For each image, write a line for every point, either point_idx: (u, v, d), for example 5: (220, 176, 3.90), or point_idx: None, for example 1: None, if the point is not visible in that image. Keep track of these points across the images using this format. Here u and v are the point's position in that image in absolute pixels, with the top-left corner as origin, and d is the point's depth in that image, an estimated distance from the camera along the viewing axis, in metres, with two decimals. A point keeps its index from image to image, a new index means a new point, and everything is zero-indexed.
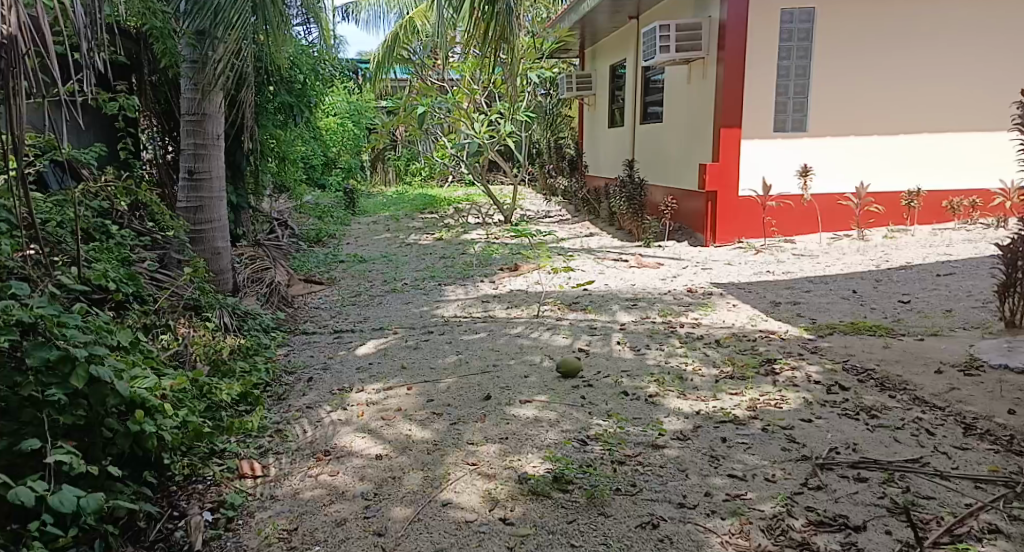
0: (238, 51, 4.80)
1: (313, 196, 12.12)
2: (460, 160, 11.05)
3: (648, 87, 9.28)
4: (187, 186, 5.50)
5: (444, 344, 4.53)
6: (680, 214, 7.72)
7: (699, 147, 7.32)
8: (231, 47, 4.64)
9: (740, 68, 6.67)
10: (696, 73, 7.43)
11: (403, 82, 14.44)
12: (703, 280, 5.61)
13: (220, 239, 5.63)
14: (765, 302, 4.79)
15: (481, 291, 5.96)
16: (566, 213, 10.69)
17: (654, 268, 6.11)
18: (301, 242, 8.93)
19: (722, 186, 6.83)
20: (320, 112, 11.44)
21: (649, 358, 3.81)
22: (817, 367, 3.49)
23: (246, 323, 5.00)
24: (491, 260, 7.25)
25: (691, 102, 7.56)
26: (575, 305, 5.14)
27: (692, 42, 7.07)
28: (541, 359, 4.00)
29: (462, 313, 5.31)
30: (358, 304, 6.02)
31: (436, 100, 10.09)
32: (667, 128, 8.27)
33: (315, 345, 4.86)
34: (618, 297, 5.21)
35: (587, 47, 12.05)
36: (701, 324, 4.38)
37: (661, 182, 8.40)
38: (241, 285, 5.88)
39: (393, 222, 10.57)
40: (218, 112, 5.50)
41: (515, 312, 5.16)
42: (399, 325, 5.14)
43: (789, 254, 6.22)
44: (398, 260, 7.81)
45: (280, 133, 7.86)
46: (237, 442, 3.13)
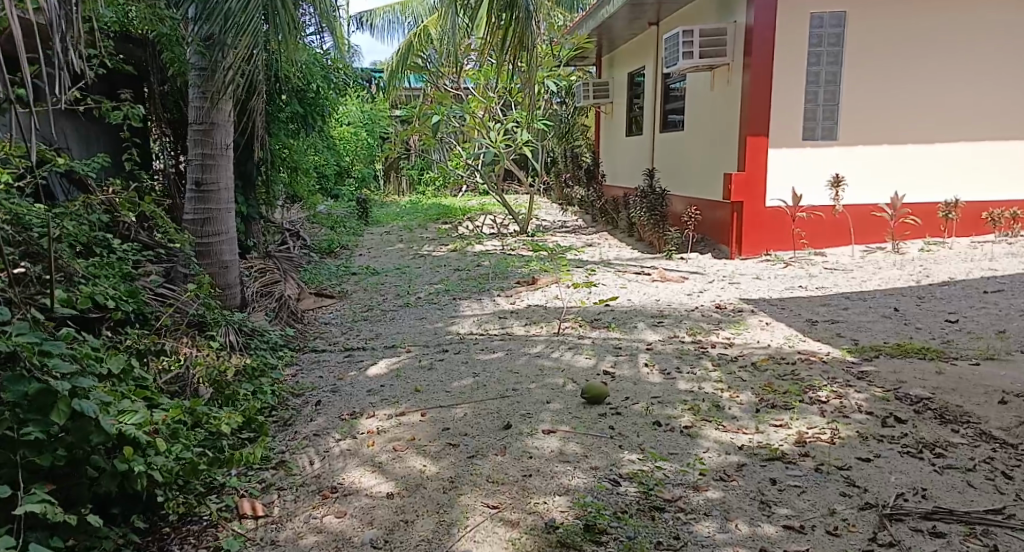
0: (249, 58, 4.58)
1: (326, 206, 11.95)
2: (475, 169, 10.83)
3: (668, 95, 9.03)
4: (194, 197, 5.29)
5: (461, 364, 4.28)
6: (704, 224, 7.45)
7: (724, 156, 7.06)
8: (241, 54, 4.36)
9: (768, 75, 6.41)
10: (720, 79, 7.18)
11: (418, 91, 14.27)
12: (732, 295, 5.33)
13: (228, 252, 5.41)
14: (800, 321, 4.52)
15: (497, 306, 5.72)
16: (583, 224, 10.44)
17: (679, 282, 5.84)
18: (312, 253, 8.73)
19: (750, 196, 6.56)
20: (333, 121, 11.27)
21: (681, 382, 3.55)
22: (865, 395, 3.22)
23: (253, 341, 4.78)
24: (508, 272, 7.01)
25: (715, 109, 7.30)
26: (597, 321, 4.88)
27: (717, 48, 6.82)
28: (565, 382, 3.75)
29: (479, 330, 5.07)
30: (370, 319, 5.79)
31: (451, 108, 9.89)
32: (689, 135, 8.01)
33: (325, 364, 4.63)
34: (643, 313, 4.95)
35: (604, 55, 11.82)
36: (734, 344, 4.11)
37: (682, 191, 8.14)
38: (249, 299, 5.67)
39: (407, 233, 10.36)
40: (227, 121, 5.30)
41: (534, 329, 4.91)
42: (412, 343, 4.90)
43: (821, 268, 5.94)
44: (412, 273, 7.58)
45: (291, 142, 7.67)
46: (238, 476, 2.90)
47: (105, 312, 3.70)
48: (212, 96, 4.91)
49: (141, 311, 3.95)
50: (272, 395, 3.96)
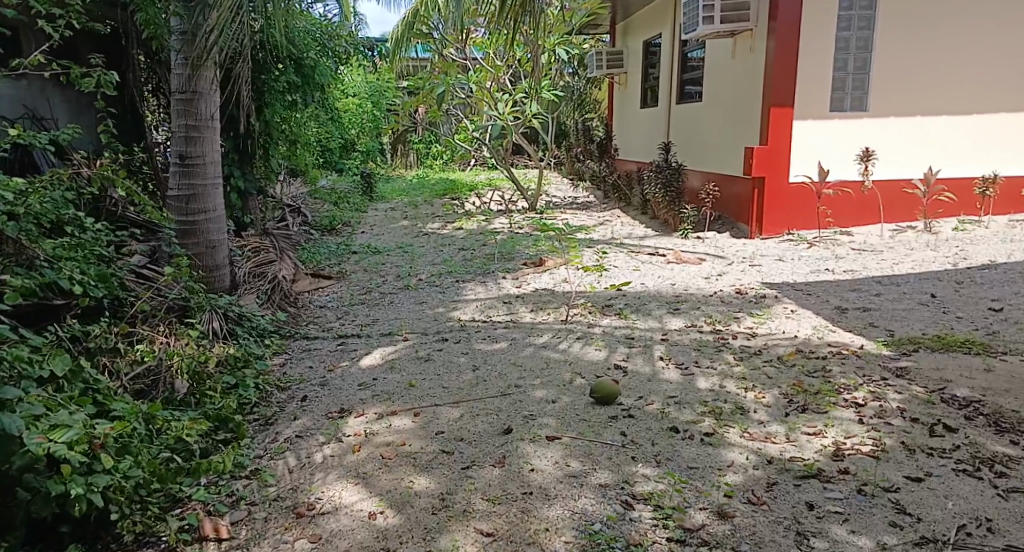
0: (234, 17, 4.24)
1: (330, 180, 11.64)
2: (482, 143, 10.47)
3: (685, 65, 8.62)
4: (178, 172, 4.96)
5: (460, 356, 3.97)
6: (722, 201, 7.07)
7: (745, 128, 6.66)
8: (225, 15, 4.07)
9: (793, 40, 6.00)
10: (742, 46, 6.78)
11: (425, 62, 13.86)
12: (752, 278, 4.98)
13: (215, 230, 5.09)
14: (828, 308, 4.16)
15: (502, 289, 5.39)
16: (594, 200, 10.07)
17: (695, 265, 5.49)
18: (313, 230, 8.43)
19: (772, 171, 6.17)
20: (336, 92, 10.92)
21: (699, 379, 3.22)
22: (908, 397, 2.87)
23: (241, 327, 4.47)
24: (515, 252, 6.68)
25: (735, 78, 6.91)
26: (608, 307, 4.55)
27: (738, 13, 6.43)
28: (572, 377, 3.43)
29: (481, 317, 4.75)
30: (368, 303, 5.47)
31: (457, 79, 9.50)
32: (707, 106, 7.60)
33: (316, 353, 4.33)
34: (658, 299, 4.61)
35: (618, 22, 11.36)
36: (757, 335, 3.78)
37: (699, 165, 7.75)
38: (240, 282, 5.36)
39: (411, 209, 10.03)
40: (212, 90, 4.97)
41: (541, 316, 4.58)
42: (410, 331, 4.59)
43: (848, 249, 5.57)
44: (415, 252, 7.25)
45: (289, 114, 7.33)
46: (207, 487, 2.61)
47: (71, 298, 3.51)
48: (194, 62, 4.59)
49: (111, 294, 3.69)
50: (254, 388, 3.67)
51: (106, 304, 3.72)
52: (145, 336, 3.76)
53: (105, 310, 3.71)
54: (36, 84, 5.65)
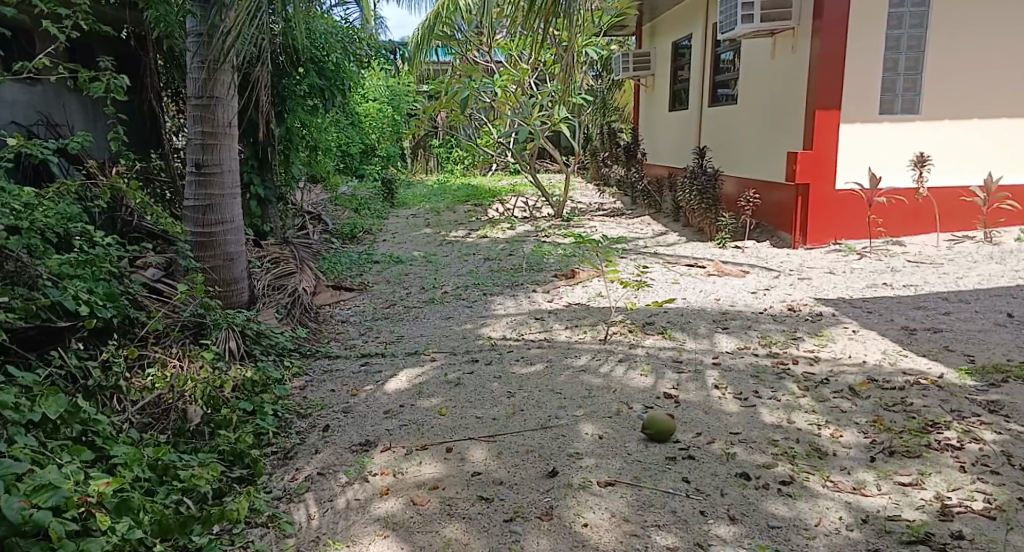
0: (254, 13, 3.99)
1: (349, 186, 11.38)
2: (505, 148, 10.17)
3: (718, 66, 8.30)
4: (195, 181, 4.71)
5: (493, 381, 3.66)
6: (760, 209, 6.72)
7: (785, 132, 6.34)
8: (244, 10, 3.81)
9: (840, 39, 5.68)
10: (781, 47, 6.47)
11: (445, 65, 13.59)
12: (804, 293, 4.64)
13: (232, 243, 4.82)
14: (895, 329, 3.82)
15: (533, 304, 5.08)
16: (622, 206, 9.75)
17: (739, 277, 5.15)
18: (334, 239, 8.18)
19: (817, 177, 5.84)
20: (357, 97, 10.70)
21: (763, 413, 2.89)
22: (1011, 438, 2.53)
23: (259, 344, 4.19)
24: (544, 263, 6.37)
25: (773, 81, 6.59)
26: (650, 325, 4.23)
27: (780, 11, 6.11)
28: (619, 407, 3.11)
29: (513, 335, 4.44)
30: (392, 318, 5.18)
31: (481, 83, 9.21)
32: (742, 110, 7.26)
33: (338, 374, 4.03)
34: (704, 316, 4.29)
35: (645, 23, 11.05)
36: (821, 360, 3.44)
37: (734, 171, 7.39)
38: (258, 295, 5.09)
39: (434, 216, 9.76)
40: (230, 95, 4.73)
41: (577, 335, 4.27)
42: (437, 350, 4.29)
43: (903, 261, 5.22)
44: (439, 262, 6.96)
45: (310, 119, 7.09)
46: (221, 538, 2.33)
47: (77, 320, 3.25)
48: (211, 65, 4.36)
49: (121, 314, 3.43)
50: (272, 417, 3.38)
51: (116, 324, 3.46)
52: (156, 358, 3.49)
53: (114, 330, 3.44)
54: (52, 89, 5.52)
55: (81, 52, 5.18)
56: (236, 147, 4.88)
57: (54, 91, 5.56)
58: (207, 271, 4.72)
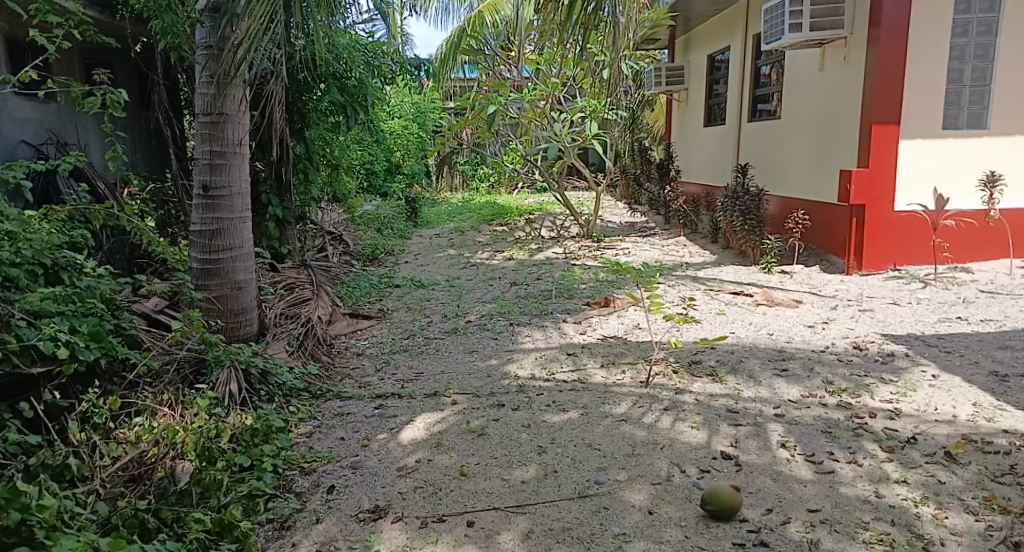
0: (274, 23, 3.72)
1: (372, 205, 11.05)
2: (533, 166, 9.77)
3: (758, 79, 7.88)
4: (201, 205, 4.36)
5: (521, 432, 3.24)
6: (810, 232, 6.23)
7: (837, 150, 5.90)
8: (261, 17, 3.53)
9: (898, 48, 5.32)
10: (831, 58, 6.05)
11: (472, 81, 13.28)
12: (868, 328, 4.16)
13: (241, 270, 4.46)
14: (982, 376, 3.36)
15: (565, 337, 4.64)
16: (654, 226, 9.30)
17: (791, 308, 4.68)
18: (353, 260, 7.83)
19: (874, 198, 5.47)
20: (380, 114, 10.39)
21: (843, 483, 2.51)
22: None
23: (264, 383, 3.78)
24: (575, 289, 5.94)
25: (821, 95, 6.16)
26: (698, 365, 3.77)
27: (832, 19, 5.71)
28: (670, 471, 2.68)
29: (543, 374, 4.00)
30: (412, 351, 4.78)
31: (509, 99, 8.80)
32: (785, 125, 6.84)
33: (349, 420, 3.62)
34: (758, 357, 3.81)
35: (678, 36, 10.68)
36: (903, 415, 2.98)
37: (777, 190, 6.94)
38: (271, 326, 4.74)
39: (458, 236, 9.38)
40: (242, 111, 4.41)
41: (615, 376, 3.82)
42: (458, 391, 3.88)
43: (975, 291, 4.82)
44: (463, 286, 6.58)
45: (330, 136, 6.78)
46: None
47: (53, 366, 2.86)
48: (221, 78, 4.04)
49: (107, 356, 3.05)
50: (271, 474, 2.97)
51: (100, 368, 3.07)
52: (144, 406, 3.11)
53: (98, 376, 3.06)
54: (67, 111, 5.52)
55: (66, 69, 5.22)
56: (248, 168, 4.54)
57: (68, 112, 5.54)
58: (210, 301, 4.36)
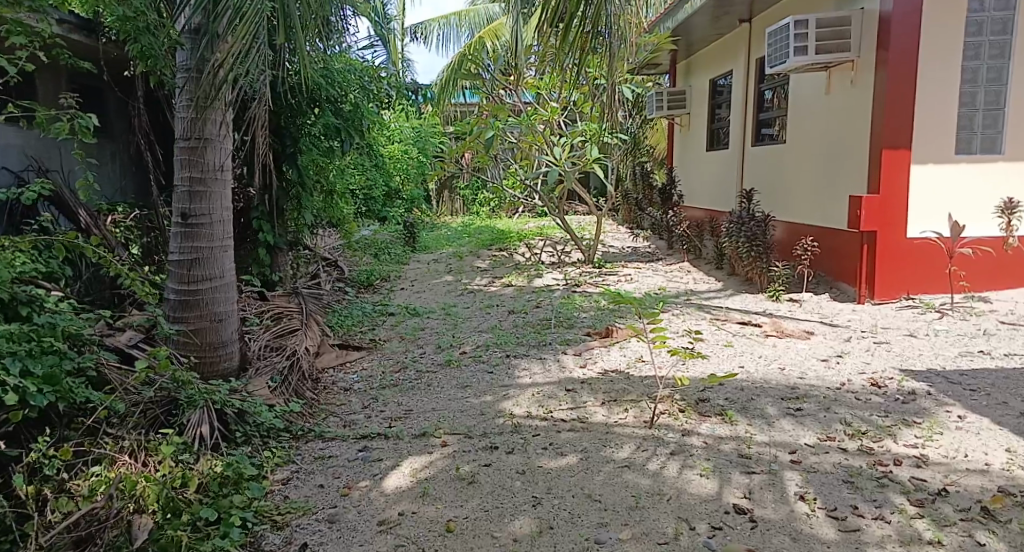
0: (253, 45, 3.52)
1: (369, 230, 10.86)
2: (533, 190, 9.56)
3: (762, 102, 7.69)
4: (179, 234, 4.14)
5: (514, 479, 2.98)
6: (819, 259, 5.99)
7: (845, 174, 5.68)
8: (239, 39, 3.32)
9: (909, 70, 5.13)
10: (838, 81, 5.86)
11: (472, 105, 13.14)
12: (885, 362, 3.92)
13: (222, 303, 4.23)
14: (1013, 418, 3.11)
15: (563, 370, 4.39)
16: (657, 251, 9.08)
17: (801, 339, 4.44)
18: (347, 287, 7.60)
19: (885, 223, 5.25)
20: (378, 138, 10.23)
21: (870, 545, 2.29)
22: None
23: (240, 424, 3.55)
24: (575, 317, 5.69)
25: (828, 119, 5.96)
26: (705, 403, 3.53)
27: (838, 41, 5.53)
28: (678, 529, 2.48)
29: (540, 412, 3.74)
30: (402, 385, 4.52)
31: (507, 122, 8.60)
32: (790, 149, 6.63)
33: (330, 464, 3.37)
34: (770, 396, 3.55)
35: (680, 60, 10.54)
36: (930, 463, 2.73)
37: (783, 216, 6.72)
38: (254, 360, 4.50)
39: (456, 261, 9.17)
40: (224, 136, 4.20)
41: (617, 415, 3.56)
42: (449, 431, 3.63)
43: (994, 322, 4.59)
44: (459, 315, 6.34)
45: (323, 161, 6.59)
46: None
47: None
48: (199, 102, 3.84)
49: (64, 400, 2.84)
50: (238, 529, 2.75)
51: (52, 414, 2.87)
52: (102, 454, 2.91)
53: (50, 422, 2.87)
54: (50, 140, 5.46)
55: (38, 91, 5.18)
56: (230, 195, 4.32)
57: (52, 141, 5.48)
58: (188, 334, 4.12)
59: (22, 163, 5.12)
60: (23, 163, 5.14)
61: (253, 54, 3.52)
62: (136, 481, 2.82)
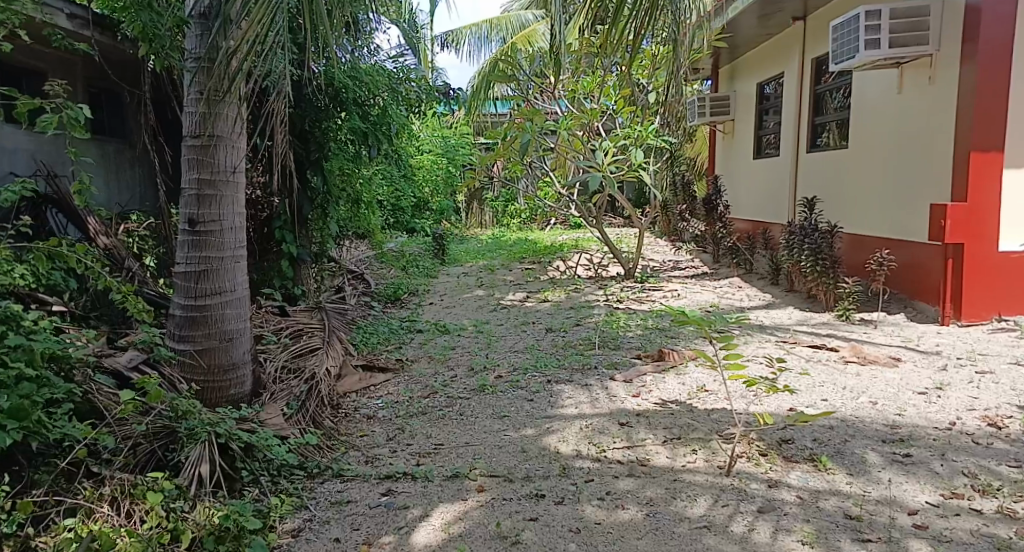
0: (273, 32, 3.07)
1: (396, 242, 10.41)
2: (569, 201, 9.06)
3: (818, 104, 7.11)
4: (186, 242, 3.70)
5: (569, 540, 2.52)
6: (894, 274, 5.41)
7: (923, 181, 5.11)
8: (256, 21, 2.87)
9: (1001, 65, 4.58)
10: (911, 79, 5.28)
11: (504, 114, 12.66)
12: (996, 398, 3.35)
13: (233, 319, 3.77)
14: None
15: (613, 398, 3.87)
16: (701, 265, 8.52)
17: (887, 367, 3.87)
18: (373, 301, 7.14)
19: (973, 236, 4.69)
20: (406, 147, 9.79)
21: None
22: None
23: (248, 461, 3.08)
24: (621, 338, 5.16)
25: (900, 121, 5.38)
26: (789, 447, 3.00)
27: (913, 34, 4.98)
28: None
29: (591, 451, 3.21)
30: (431, 413, 4.02)
31: (543, 127, 8.04)
32: (853, 154, 6.06)
33: (348, 511, 2.90)
34: (867, 438, 3.03)
35: (723, 65, 10.01)
36: None
37: (847, 227, 6.14)
38: (269, 383, 4.03)
39: (488, 274, 8.68)
40: (236, 133, 3.77)
41: (685, 457, 3.04)
42: (487, 470, 3.14)
43: None
44: (492, 332, 5.84)
45: (347, 168, 6.13)
46: None
47: None
48: (211, 96, 3.41)
49: (36, 437, 2.51)
50: None
51: (20, 455, 2.55)
52: (75, 503, 2.54)
53: (16, 463, 2.55)
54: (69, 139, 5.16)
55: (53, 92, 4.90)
56: (243, 200, 3.88)
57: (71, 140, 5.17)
58: (195, 355, 3.68)
59: (31, 169, 4.76)
60: (32, 168, 4.78)
61: (275, 41, 3.05)
62: (117, 537, 2.44)
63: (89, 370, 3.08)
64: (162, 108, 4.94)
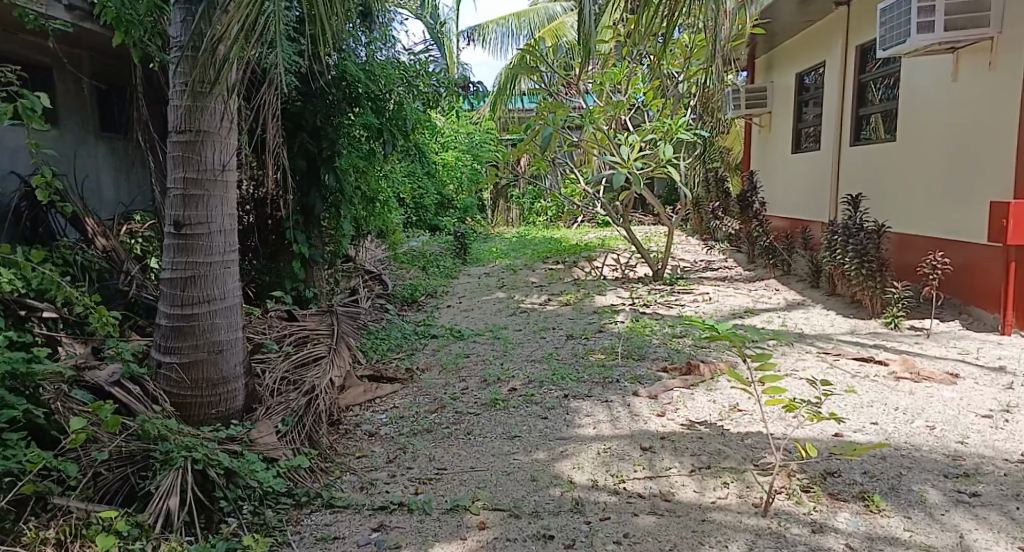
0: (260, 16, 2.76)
1: (418, 241, 10.12)
2: (595, 199, 8.68)
3: (864, 94, 6.63)
4: (171, 247, 3.38)
5: None
6: (948, 278, 4.96)
7: (982, 176, 4.66)
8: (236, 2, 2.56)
9: None
10: (969, 65, 4.80)
11: (530, 108, 12.29)
12: None
13: (223, 330, 3.44)
14: None
15: (636, 417, 3.51)
16: (735, 265, 8.09)
17: (945, 385, 3.45)
18: (389, 303, 6.85)
19: None
20: (428, 144, 9.49)
21: None
22: None
23: (229, 489, 2.78)
24: (647, 346, 4.79)
25: (956, 111, 4.90)
26: (835, 481, 2.62)
27: (971, 15, 4.54)
28: None
29: (609, 482, 2.85)
30: (438, 431, 3.69)
31: (567, 120, 7.64)
32: (902, 146, 5.59)
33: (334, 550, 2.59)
34: (927, 472, 2.64)
35: (760, 55, 9.53)
36: None
37: (895, 225, 5.68)
38: (267, 398, 3.74)
39: (510, 275, 8.35)
40: (226, 127, 3.44)
41: (715, 491, 2.68)
42: (491, 502, 2.81)
43: None
44: (510, 338, 5.50)
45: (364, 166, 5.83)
46: None
47: None
48: (194, 88, 3.08)
49: None
50: None
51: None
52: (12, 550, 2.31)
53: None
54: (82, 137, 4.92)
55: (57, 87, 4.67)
56: (234, 201, 3.55)
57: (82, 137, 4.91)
58: (180, 370, 3.35)
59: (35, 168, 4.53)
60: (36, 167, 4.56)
61: (263, 28, 2.73)
62: None
63: (63, 387, 2.81)
64: (158, 102, 4.65)
